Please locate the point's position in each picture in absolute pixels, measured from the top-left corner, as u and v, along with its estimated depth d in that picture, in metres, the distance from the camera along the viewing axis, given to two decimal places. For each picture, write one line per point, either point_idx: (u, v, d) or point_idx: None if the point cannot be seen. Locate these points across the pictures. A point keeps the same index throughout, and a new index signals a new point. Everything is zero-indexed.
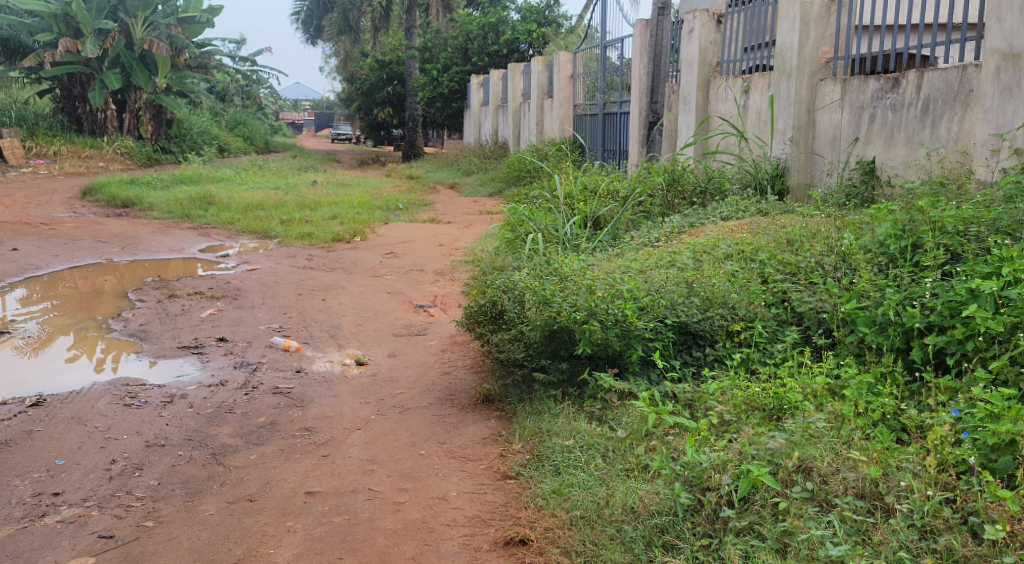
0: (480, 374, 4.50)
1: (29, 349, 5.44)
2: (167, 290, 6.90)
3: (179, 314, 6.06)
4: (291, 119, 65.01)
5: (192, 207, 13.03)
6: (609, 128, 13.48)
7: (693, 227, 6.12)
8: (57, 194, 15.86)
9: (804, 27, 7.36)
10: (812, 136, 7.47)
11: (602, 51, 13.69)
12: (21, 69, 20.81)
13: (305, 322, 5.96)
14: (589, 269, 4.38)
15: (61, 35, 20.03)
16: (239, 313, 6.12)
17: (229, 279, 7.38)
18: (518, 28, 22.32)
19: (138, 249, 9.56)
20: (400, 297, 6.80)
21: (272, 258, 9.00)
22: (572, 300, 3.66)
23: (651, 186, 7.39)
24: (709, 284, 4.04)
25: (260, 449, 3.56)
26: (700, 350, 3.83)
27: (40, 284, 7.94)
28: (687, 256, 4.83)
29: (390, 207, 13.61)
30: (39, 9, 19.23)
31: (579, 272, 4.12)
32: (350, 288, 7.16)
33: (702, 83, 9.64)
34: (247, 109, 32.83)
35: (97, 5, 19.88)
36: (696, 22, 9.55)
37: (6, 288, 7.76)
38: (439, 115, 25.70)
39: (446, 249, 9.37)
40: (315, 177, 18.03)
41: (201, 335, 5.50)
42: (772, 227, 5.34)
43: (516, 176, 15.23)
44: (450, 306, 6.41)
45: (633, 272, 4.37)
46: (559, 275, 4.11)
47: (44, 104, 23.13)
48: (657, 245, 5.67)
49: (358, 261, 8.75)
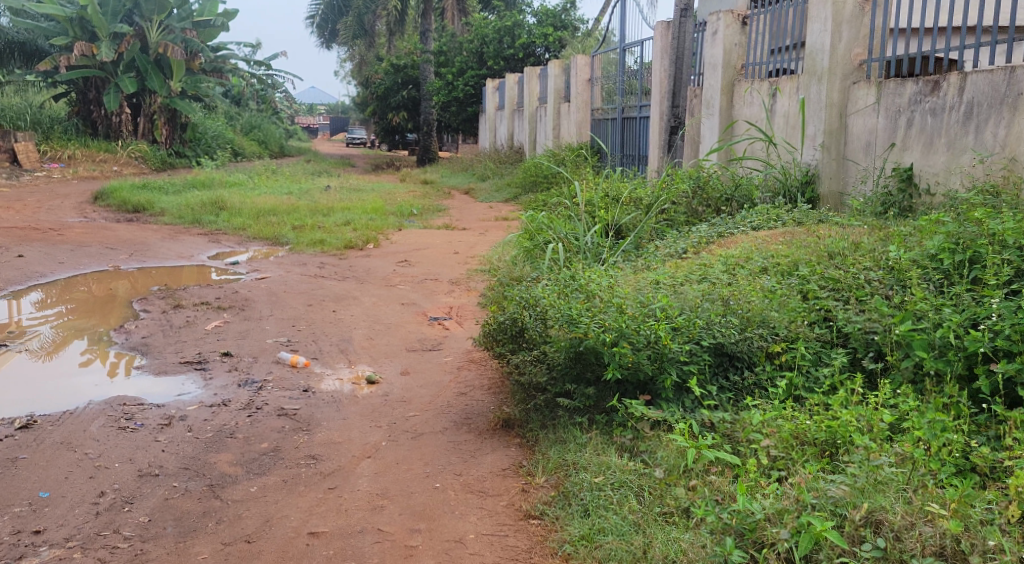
0: (499, 395, 4.22)
1: (43, 353, 5.40)
2: (172, 300, 6.66)
3: (184, 326, 5.81)
4: (306, 123, 65.01)
5: (203, 212, 12.83)
6: (628, 132, 13.19)
7: (722, 237, 5.81)
8: (69, 198, 15.72)
9: (835, 29, 7.06)
10: (844, 142, 7.16)
11: (620, 55, 13.41)
12: (36, 72, 20.73)
13: (314, 336, 5.69)
14: (616, 284, 4.10)
15: (76, 39, 19.95)
16: (246, 325, 5.86)
17: (236, 289, 7.14)
18: (534, 31, 22.06)
19: (146, 256, 9.33)
20: (414, 308, 6.53)
21: (282, 266, 8.76)
22: (601, 320, 3.37)
23: (675, 194, 7.09)
24: (747, 301, 3.76)
25: (261, 480, 3.29)
26: (738, 373, 3.54)
27: (55, 288, 7.85)
28: (720, 270, 4.54)
29: (404, 213, 13.37)
30: (53, 12, 19.13)
31: (606, 288, 3.84)
32: (361, 299, 6.89)
33: (727, 87, 9.33)
34: (262, 113, 32.72)
35: (112, 8, 19.78)
36: (720, 24, 9.26)
37: (21, 291, 7.69)
38: (454, 119, 25.48)
39: (461, 257, 9.11)
40: (329, 181, 17.82)
41: (205, 350, 5.25)
42: (808, 238, 5.04)
43: (532, 181, 14.96)
44: (467, 318, 6.14)
45: (664, 288, 4.08)
46: (584, 292, 3.83)
47: (59, 108, 23.06)
48: (685, 257, 5.38)
49: (370, 269, 8.49)
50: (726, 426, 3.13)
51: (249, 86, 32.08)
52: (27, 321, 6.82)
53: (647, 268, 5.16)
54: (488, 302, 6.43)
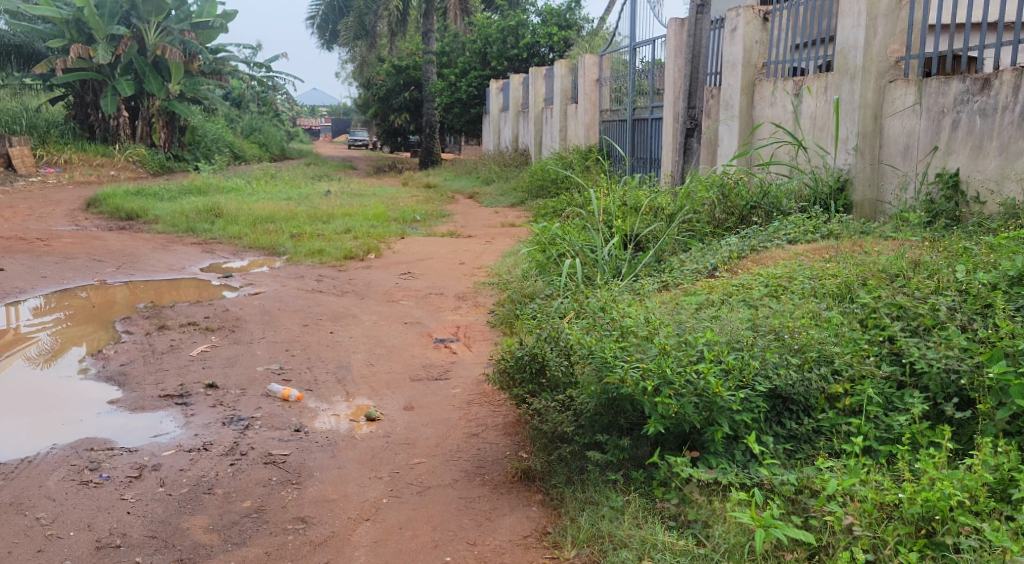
0: (516, 437, 3.74)
1: (41, 360, 5.38)
2: (157, 320, 6.17)
3: (168, 351, 5.31)
4: (309, 124, 64.58)
5: (198, 220, 12.33)
6: (639, 135, 12.70)
7: (756, 251, 5.31)
8: (61, 205, 15.23)
9: (870, 24, 6.57)
10: (879, 146, 6.67)
11: (629, 55, 12.92)
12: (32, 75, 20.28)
13: (309, 362, 5.20)
14: (649, 312, 3.60)
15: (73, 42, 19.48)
16: (235, 350, 5.37)
17: (228, 306, 6.65)
18: (538, 31, 21.54)
19: (135, 268, 8.85)
20: (418, 328, 6.05)
21: (278, 279, 8.26)
22: (639, 363, 2.86)
23: (698, 202, 6.62)
24: (803, 332, 3.27)
25: (240, 553, 2.84)
26: (795, 420, 3.06)
27: (54, 293, 7.74)
28: (761, 291, 4.05)
29: (407, 220, 12.88)
30: (49, 14, 18.66)
31: (638, 319, 3.34)
32: (361, 317, 6.40)
33: (747, 87, 8.84)
34: (263, 116, 32.29)
35: (109, 10, 19.25)
36: (740, 20, 8.78)
37: (21, 295, 7.57)
38: (457, 121, 25.01)
39: (467, 268, 8.63)
40: (329, 186, 17.33)
41: (188, 380, 4.76)
42: (853, 254, 4.56)
43: (539, 186, 14.48)
44: (476, 340, 5.66)
45: (703, 313, 3.59)
46: (614, 324, 3.33)
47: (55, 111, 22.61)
48: (716, 277, 4.90)
49: (371, 282, 8.00)
50: (792, 490, 2.65)
51: (250, 88, 31.61)
52: (25, 328, 6.73)
53: (674, 292, 4.67)
54: (497, 322, 5.97)
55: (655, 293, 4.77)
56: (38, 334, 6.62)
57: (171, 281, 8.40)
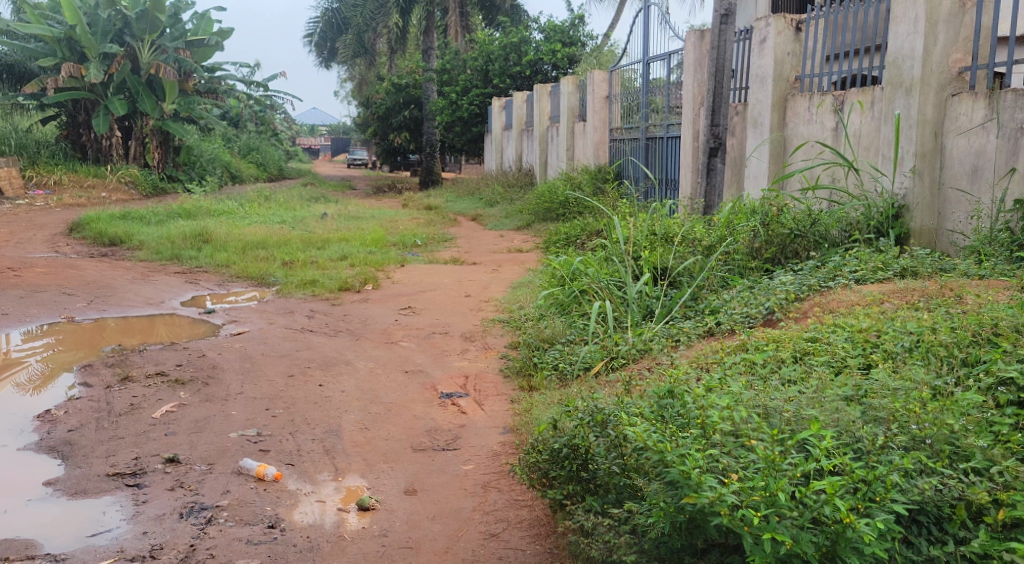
0: (547, 543, 3.04)
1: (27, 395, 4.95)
2: (120, 369, 5.37)
3: (126, 411, 4.51)
4: (307, 144, 64.24)
5: (184, 246, 11.57)
6: (653, 154, 11.97)
7: (817, 291, 4.53)
8: (45, 230, 14.48)
9: (929, 30, 5.82)
10: (939, 167, 5.90)
11: (642, 70, 12.19)
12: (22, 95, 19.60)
13: (293, 426, 4.40)
14: (723, 390, 2.90)
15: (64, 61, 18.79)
16: (205, 410, 4.57)
17: (204, 352, 5.84)
18: (541, 48, 20.86)
19: (109, 301, 8.07)
20: (422, 379, 5.25)
21: (264, 315, 7.47)
22: (741, 482, 2.27)
23: (737, 230, 5.81)
24: (930, 416, 2.52)
25: None
26: (933, 538, 2.31)
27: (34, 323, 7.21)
28: (853, 354, 3.28)
29: (407, 245, 12.13)
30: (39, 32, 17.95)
31: (715, 404, 2.67)
32: (356, 364, 5.60)
33: (779, 102, 8.09)
34: (260, 135, 31.70)
35: (103, 28, 18.59)
36: (770, 30, 8.05)
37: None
38: (458, 140, 24.41)
39: (474, 301, 7.84)
40: (326, 208, 16.57)
41: (144, 452, 3.96)
42: (947, 299, 3.81)
43: (546, 208, 13.74)
44: (488, 394, 4.89)
45: (790, 392, 2.86)
46: (681, 411, 2.68)
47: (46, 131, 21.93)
48: (778, 327, 4.13)
49: (368, 319, 7.20)
50: None
51: (247, 107, 30.96)
52: (16, 353, 6.42)
53: (729, 350, 3.96)
54: (512, 369, 5.23)
55: (709, 352, 4.05)
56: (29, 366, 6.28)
57: (147, 316, 7.63)
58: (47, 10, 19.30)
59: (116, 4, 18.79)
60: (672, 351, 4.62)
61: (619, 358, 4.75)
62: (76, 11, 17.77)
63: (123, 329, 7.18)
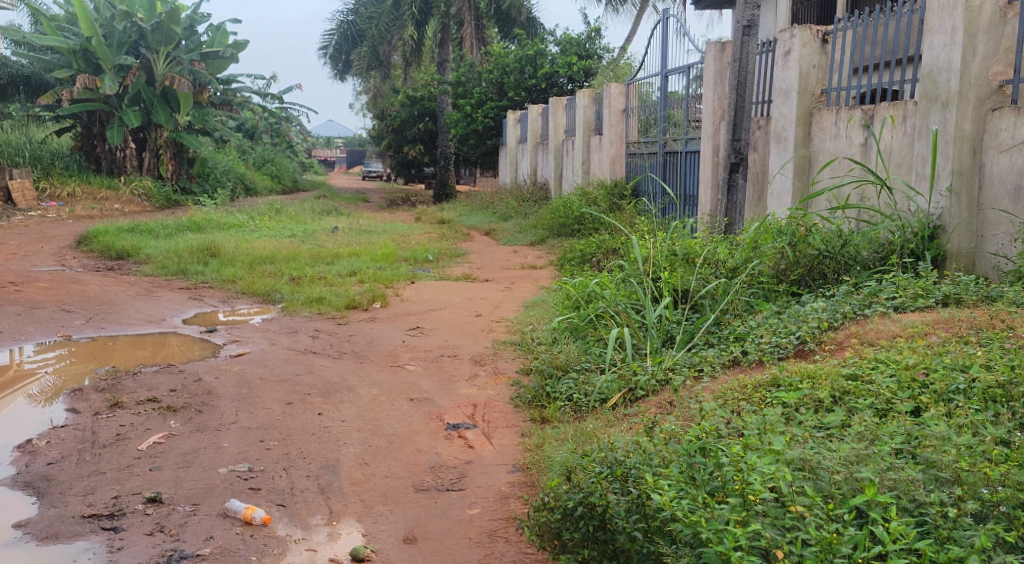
0: None
1: (32, 419, 4.78)
2: (110, 395, 5.09)
3: (111, 442, 4.23)
4: (322, 155, 64.33)
5: (190, 260, 11.35)
6: (671, 169, 11.66)
7: (852, 319, 4.21)
8: (53, 242, 14.31)
9: (967, 41, 5.49)
10: (978, 186, 5.56)
11: (661, 82, 11.89)
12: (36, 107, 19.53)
13: (288, 461, 4.11)
14: (762, 445, 2.87)
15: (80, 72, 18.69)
16: (195, 442, 4.28)
17: (200, 376, 5.56)
18: (557, 61, 20.62)
19: (109, 318, 7.83)
20: (427, 408, 4.95)
21: (267, 335, 7.19)
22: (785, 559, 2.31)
23: (763, 251, 5.52)
24: (999, 475, 2.47)
25: None
26: None
27: (30, 344, 6.98)
28: (902, 398, 3.05)
29: (418, 260, 11.87)
30: (54, 44, 17.87)
31: (755, 465, 2.69)
32: (358, 391, 5.30)
33: (804, 116, 7.78)
34: (275, 147, 31.64)
35: (118, 40, 18.51)
36: (795, 42, 7.76)
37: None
38: (473, 153, 24.21)
39: (485, 321, 7.54)
40: (337, 222, 16.33)
41: (126, 490, 3.67)
42: (996, 332, 3.50)
43: (561, 223, 13.45)
44: (497, 425, 4.59)
45: (837, 445, 2.80)
46: (714, 474, 2.73)
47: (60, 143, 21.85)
48: (811, 361, 3.83)
49: (374, 340, 6.91)
50: None
51: (262, 119, 30.89)
52: (27, 365, 6.41)
53: (759, 385, 3.65)
54: (522, 398, 4.92)
55: (736, 387, 3.74)
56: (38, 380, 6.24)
57: (147, 335, 7.38)
58: (63, 22, 19.25)
59: (132, 15, 18.72)
60: (694, 384, 4.32)
61: (638, 390, 4.46)
62: (92, 23, 17.74)
63: (121, 349, 6.93)
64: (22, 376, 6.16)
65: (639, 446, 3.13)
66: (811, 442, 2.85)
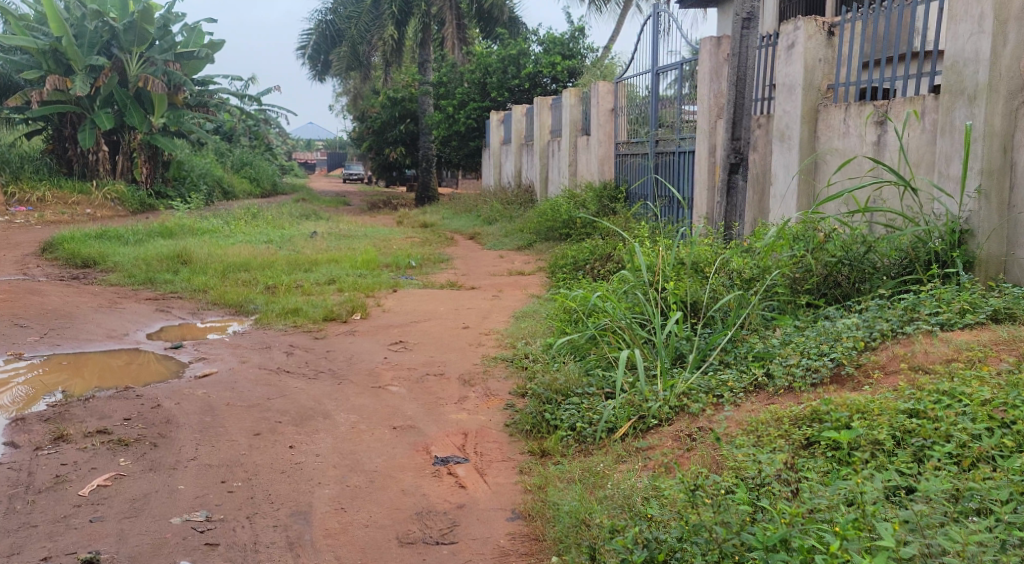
0: None
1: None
2: (55, 425, 4.54)
3: (49, 487, 3.70)
4: (302, 158, 63.61)
5: (160, 268, 10.76)
6: (664, 170, 11.16)
7: (891, 338, 3.75)
8: (18, 250, 13.64)
9: (998, 31, 4.99)
10: (1009, 187, 5.06)
11: (652, 81, 11.40)
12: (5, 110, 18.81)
13: (253, 507, 3.58)
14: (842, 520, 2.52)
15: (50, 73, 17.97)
16: (146, 483, 3.75)
17: (159, 402, 5.02)
18: (540, 60, 20.14)
19: (67, 334, 7.25)
20: (413, 438, 4.44)
21: (237, 351, 6.64)
22: None
23: (780, 256, 5.07)
24: None
25: None
26: None
27: None
28: (990, 446, 2.72)
29: (400, 266, 11.35)
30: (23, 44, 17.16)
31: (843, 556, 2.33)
32: (335, 417, 4.77)
33: (809, 113, 7.31)
34: (254, 149, 30.98)
35: (89, 40, 17.80)
36: (799, 35, 7.30)
37: None
38: (455, 155, 23.70)
39: (473, 334, 7.02)
40: (317, 226, 15.75)
41: (59, 550, 3.16)
42: None
43: (548, 227, 12.98)
44: (492, 459, 4.08)
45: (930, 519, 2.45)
46: None
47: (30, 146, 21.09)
48: (855, 392, 3.36)
49: (354, 357, 6.37)
50: None
51: (241, 121, 30.23)
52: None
53: (800, 421, 3.19)
54: (518, 425, 4.44)
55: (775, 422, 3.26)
56: (11, 392, 5.92)
57: (104, 353, 6.80)
58: (32, 22, 18.54)
59: (104, 14, 18.05)
60: (717, 413, 3.83)
61: (650, 419, 3.96)
62: (62, 22, 17.06)
63: (76, 368, 6.35)
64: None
65: (682, 519, 2.74)
66: (906, 516, 2.47)
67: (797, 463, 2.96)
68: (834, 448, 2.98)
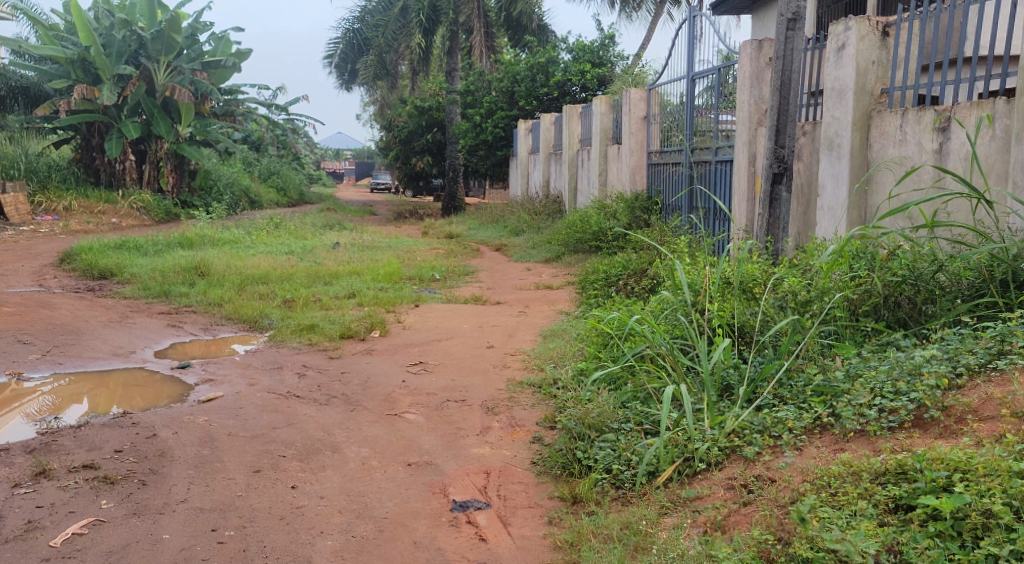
0: None
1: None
2: (38, 458, 4.13)
3: (18, 536, 3.31)
4: (331, 168, 63.72)
5: (176, 280, 10.44)
6: (699, 181, 10.63)
7: (980, 373, 3.26)
8: (38, 260, 13.41)
9: None
10: None
11: (688, 87, 10.91)
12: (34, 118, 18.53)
13: (244, 563, 3.18)
14: None
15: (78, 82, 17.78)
16: (127, 532, 3.34)
17: (155, 431, 4.61)
18: (569, 68, 19.73)
19: (72, 351, 6.91)
20: (429, 477, 3.99)
21: (247, 372, 6.24)
22: None
23: (841, 272, 4.57)
24: None
25: None
26: None
27: None
28: None
29: (424, 279, 10.94)
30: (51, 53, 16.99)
31: None
32: (345, 451, 4.33)
33: (861, 119, 6.80)
34: (282, 159, 30.84)
35: (118, 49, 17.57)
36: (851, 35, 6.79)
37: None
38: (482, 164, 23.32)
39: (498, 355, 6.57)
40: (340, 237, 15.40)
41: None
42: None
43: (577, 239, 12.53)
44: (517, 505, 3.62)
45: None
46: None
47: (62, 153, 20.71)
48: (949, 446, 2.88)
49: (370, 380, 5.93)
50: None
51: (268, 130, 30.10)
52: (26, 384, 6.05)
53: (884, 479, 2.79)
54: (548, 464, 3.98)
55: (847, 480, 2.84)
56: (36, 400, 5.87)
57: (105, 374, 6.39)
58: (61, 31, 18.42)
59: (132, 24, 17.85)
60: (777, 459, 3.35)
61: (697, 462, 3.48)
62: (91, 32, 16.86)
63: (75, 390, 5.99)
64: (19, 396, 5.81)
65: None
66: None
67: (895, 545, 2.56)
68: (931, 519, 2.60)
